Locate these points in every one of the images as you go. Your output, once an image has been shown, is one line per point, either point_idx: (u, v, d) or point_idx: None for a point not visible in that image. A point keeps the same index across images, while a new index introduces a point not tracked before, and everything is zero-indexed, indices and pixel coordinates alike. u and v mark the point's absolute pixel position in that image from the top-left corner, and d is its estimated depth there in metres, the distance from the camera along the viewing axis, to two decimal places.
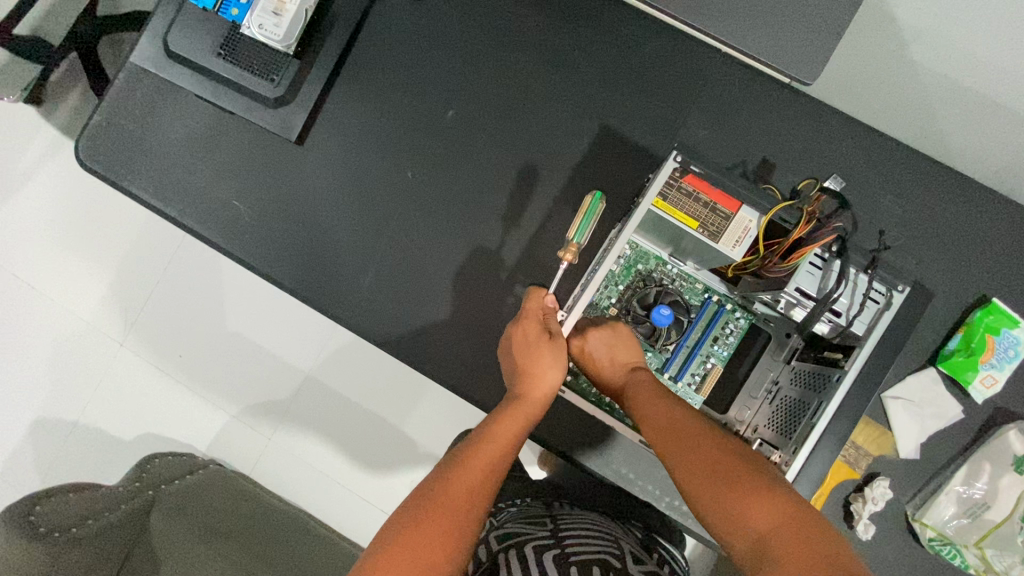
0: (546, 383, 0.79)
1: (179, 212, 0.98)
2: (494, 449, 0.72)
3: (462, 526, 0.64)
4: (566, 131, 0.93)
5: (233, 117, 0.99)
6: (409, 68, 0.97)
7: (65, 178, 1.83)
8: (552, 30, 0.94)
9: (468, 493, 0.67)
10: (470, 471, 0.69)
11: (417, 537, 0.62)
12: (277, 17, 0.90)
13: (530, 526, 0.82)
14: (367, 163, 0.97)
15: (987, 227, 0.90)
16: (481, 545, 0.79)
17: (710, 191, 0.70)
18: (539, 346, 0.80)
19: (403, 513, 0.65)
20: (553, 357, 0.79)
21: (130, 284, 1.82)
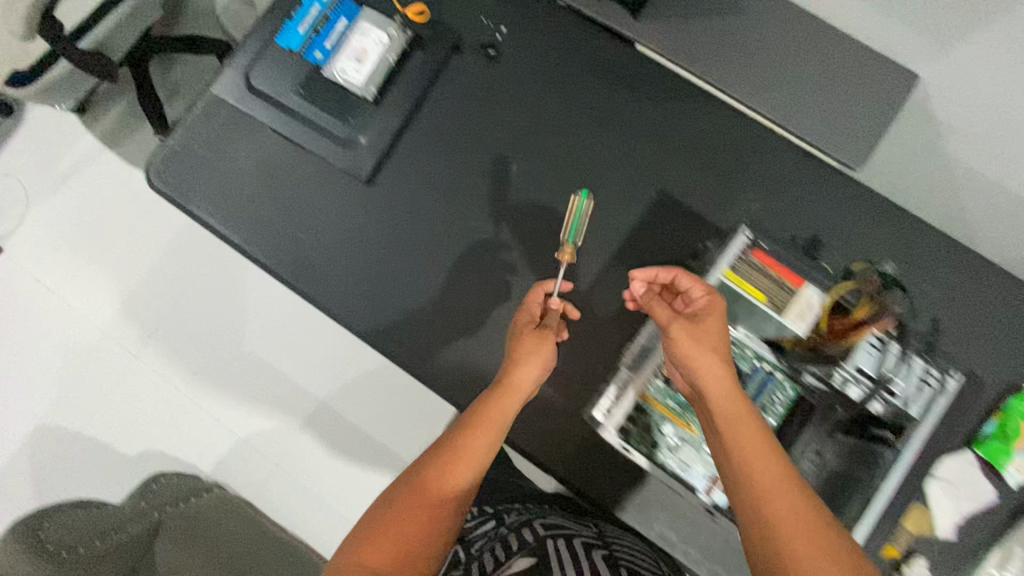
0: (529, 376, 0.85)
1: (242, 241, 1.00)
2: (484, 433, 0.82)
3: (443, 505, 0.78)
4: (626, 195, 0.97)
5: (301, 152, 1.01)
6: (479, 121, 1.01)
7: (101, 186, 1.87)
8: (618, 99, 1.00)
9: (457, 475, 0.80)
10: (460, 455, 0.81)
11: (401, 528, 0.75)
12: (358, 63, 0.96)
13: (570, 525, 1.01)
14: (429, 208, 1.00)
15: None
16: (531, 530, 0.97)
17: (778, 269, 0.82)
18: (525, 342, 0.86)
19: (394, 503, 0.78)
20: (534, 354, 0.85)
21: (152, 298, 1.82)
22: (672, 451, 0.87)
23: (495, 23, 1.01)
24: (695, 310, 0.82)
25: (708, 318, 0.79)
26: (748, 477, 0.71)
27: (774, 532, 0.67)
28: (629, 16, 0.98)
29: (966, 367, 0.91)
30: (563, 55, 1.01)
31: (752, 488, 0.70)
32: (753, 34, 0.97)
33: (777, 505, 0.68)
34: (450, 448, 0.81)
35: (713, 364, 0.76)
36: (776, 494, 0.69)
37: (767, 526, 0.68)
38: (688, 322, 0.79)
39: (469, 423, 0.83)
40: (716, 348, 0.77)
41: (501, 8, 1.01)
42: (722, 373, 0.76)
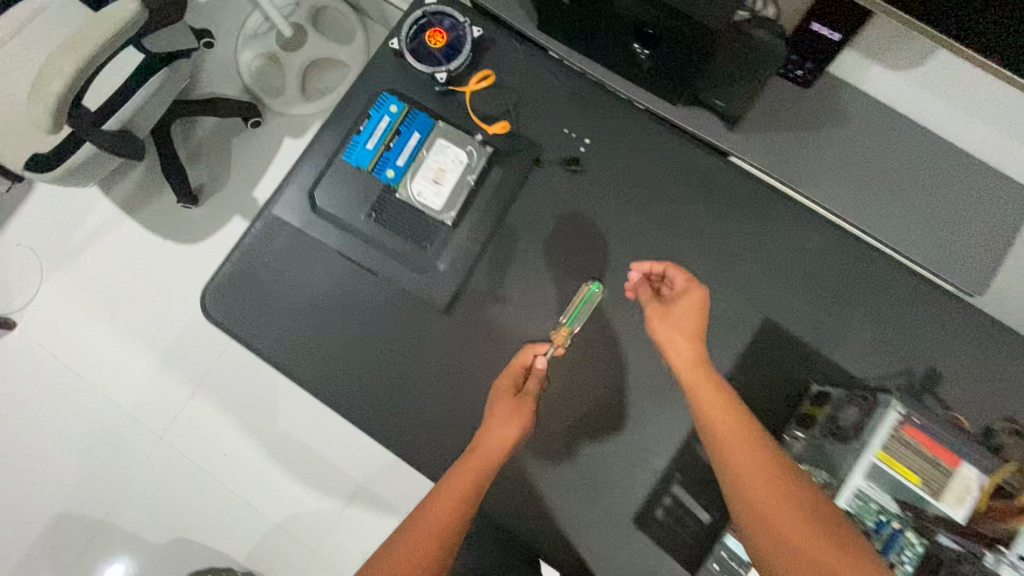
0: (496, 433, 0.77)
1: (307, 376, 0.92)
2: (454, 481, 0.72)
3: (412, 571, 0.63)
4: (727, 322, 0.90)
5: (370, 275, 0.92)
6: (565, 239, 0.92)
7: (118, 258, 1.75)
8: (713, 215, 0.93)
9: (433, 534, 0.66)
10: (435, 505, 0.69)
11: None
12: (436, 184, 0.89)
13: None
14: (512, 337, 0.91)
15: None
16: None
17: (931, 445, 0.68)
18: (500, 400, 0.80)
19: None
20: (506, 409, 0.79)
21: (173, 375, 1.70)
22: None
23: (579, 133, 0.94)
24: (675, 296, 0.77)
25: (679, 300, 0.75)
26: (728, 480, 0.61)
27: (769, 546, 0.56)
28: (726, 130, 0.91)
29: None
30: (652, 167, 0.94)
31: (736, 491, 0.60)
32: (866, 144, 0.89)
33: (759, 500, 0.58)
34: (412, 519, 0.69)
35: (683, 340, 0.73)
36: (758, 493, 0.59)
37: (760, 537, 0.57)
38: (660, 308, 0.76)
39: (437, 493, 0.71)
40: (682, 320, 0.74)
41: (585, 118, 0.95)
42: (706, 375, 0.70)
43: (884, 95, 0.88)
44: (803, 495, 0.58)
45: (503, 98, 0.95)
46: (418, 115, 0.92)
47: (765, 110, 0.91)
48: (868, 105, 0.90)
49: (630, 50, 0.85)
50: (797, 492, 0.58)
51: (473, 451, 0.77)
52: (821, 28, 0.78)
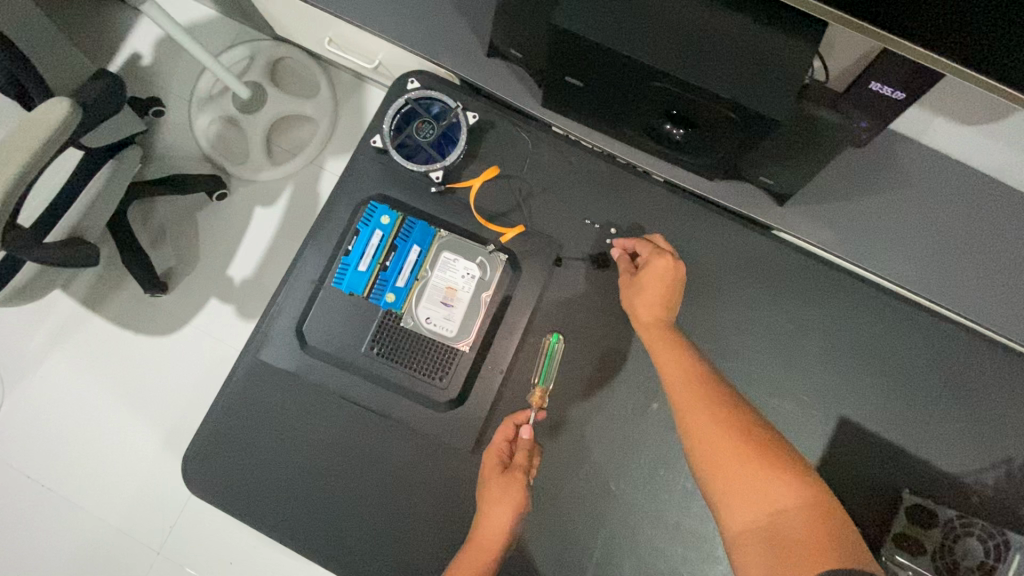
0: (490, 524, 0.69)
1: (319, 547, 0.78)
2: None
3: None
4: (797, 424, 0.79)
5: (381, 417, 0.79)
6: (602, 348, 0.79)
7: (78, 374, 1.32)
8: (766, 301, 0.81)
9: None
10: None
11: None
12: (447, 307, 0.77)
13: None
14: (554, 471, 0.78)
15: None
16: None
17: None
18: (490, 482, 0.70)
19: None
20: (496, 496, 0.69)
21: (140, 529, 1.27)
22: None
23: (603, 222, 0.82)
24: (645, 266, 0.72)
25: (644, 274, 0.72)
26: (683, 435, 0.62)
27: (721, 492, 0.59)
28: (771, 203, 0.79)
29: None
30: (687, 251, 0.82)
31: (691, 445, 0.62)
32: (929, 205, 0.79)
33: (711, 451, 0.60)
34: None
35: (648, 306, 0.71)
36: (710, 446, 0.60)
37: (711, 484, 0.60)
38: (630, 279, 0.73)
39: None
40: (649, 295, 0.71)
41: (607, 203, 0.83)
42: (667, 337, 0.69)
43: (946, 150, 0.79)
44: (747, 442, 0.59)
45: (510, 189, 0.82)
46: (417, 225, 0.79)
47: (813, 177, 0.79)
48: (923, 162, 0.80)
49: (659, 130, 0.74)
50: (745, 446, 0.59)
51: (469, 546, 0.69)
52: (881, 85, 0.63)
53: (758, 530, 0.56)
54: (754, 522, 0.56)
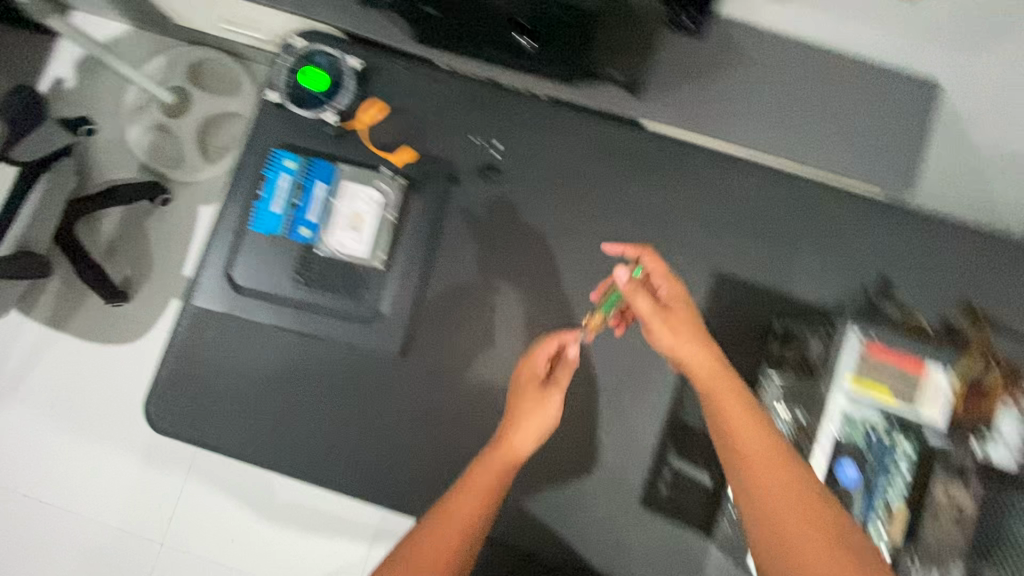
0: (518, 437, 0.75)
1: (280, 462, 0.87)
2: (472, 498, 0.70)
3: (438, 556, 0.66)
4: (682, 285, 0.90)
5: (317, 339, 0.88)
6: (502, 246, 0.90)
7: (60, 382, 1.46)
8: (642, 184, 0.92)
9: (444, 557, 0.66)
10: (469, 489, 0.71)
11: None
12: (355, 230, 0.85)
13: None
14: (475, 358, 0.88)
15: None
16: None
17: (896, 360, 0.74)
18: (529, 393, 0.78)
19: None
20: (533, 405, 0.77)
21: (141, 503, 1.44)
22: None
23: (488, 137, 0.92)
24: (666, 297, 0.73)
25: (684, 314, 0.71)
26: (745, 466, 0.61)
27: (790, 540, 0.56)
28: (629, 96, 0.90)
29: None
30: (566, 150, 0.92)
31: (758, 484, 0.60)
32: (765, 76, 0.90)
33: (782, 487, 0.59)
34: (442, 510, 0.70)
35: (704, 353, 0.68)
36: (779, 482, 0.59)
37: (772, 526, 0.58)
38: (671, 314, 0.70)
39: (461, 483, 0.72)
40: (698, 341, 0.69)
41: (488, 120, 0.92)
42: (722, 374, 0.67)
43: (773, 26, 0.90)
44: (812, 487, 0.60)
45: (401, 121, 0.91)
46: (318, 165, 0.88)
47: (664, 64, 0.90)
48: (757, 38, 0.90)
49: (513, 40, 0.85)
50: (805, 482, 0.60)
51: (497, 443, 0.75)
52: None
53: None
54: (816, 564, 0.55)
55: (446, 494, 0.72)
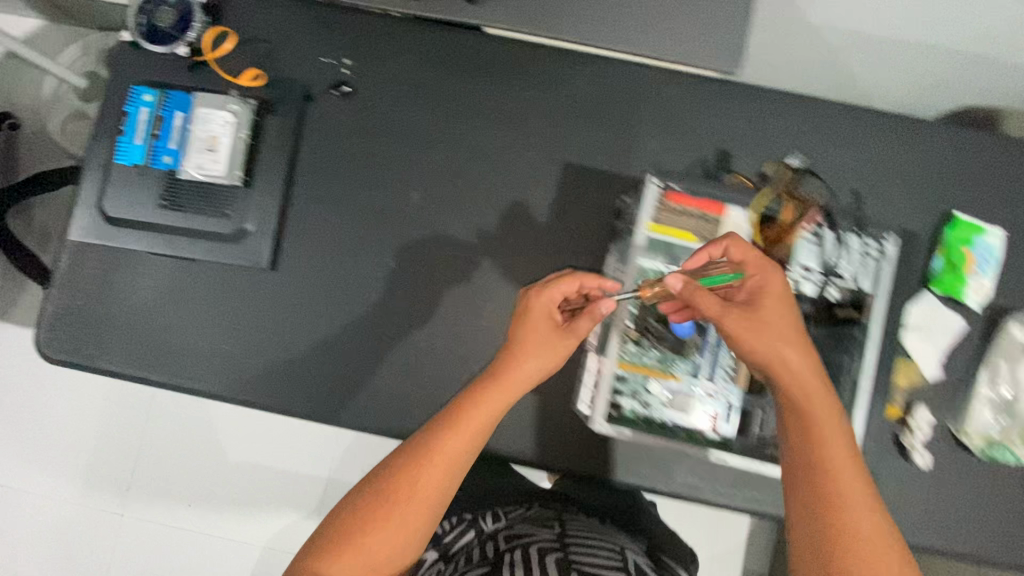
0: (526, 370, 0.76)
1: (169, 380, 0.93)
2: (461, 441, 0.71)
3: (430, 497, 0.70)
4: (532, 179, 0.95)
5: (195, 262, 0.94)
6: (361, 160, 0.95)
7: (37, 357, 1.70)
8: (489, 88, 0.96)
9: (434, 492, 0.70)
10: (458, 427, 0.72)
11: (367, 533, 0.68)
12: (212, 152, 0.89)
13: (539, 528, 0.92)
14: (344, 266, 0.94)
15: (952, 146, 0.94)
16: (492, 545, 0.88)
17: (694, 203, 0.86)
18: (551, 335, 0.78)
19: (358, 513, 0.70)
20: (541, 346, 0.77)
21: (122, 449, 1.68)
22: (665, 407, 0.86)
23: (337, 56, 0.96)
24: (748, 294, 0.74)
25: (776, 305, 0.72)
26: (824, 474, 0.66)
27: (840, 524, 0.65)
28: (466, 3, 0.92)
29: (897, 221, 0.93)
30: (414, 64, 0.96)
31: (833, 479, 0.66)
32: None
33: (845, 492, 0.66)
34: (428, 449, 0.71)
35: (791, 352, 0.70)
36: (848, 487, 0.66)
37: (840, 532, 0.64)
38: (743, 308, 0.72)
39: (450, 424, 0.72)
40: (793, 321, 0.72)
41: (337, 40, 0.96)
42: (829, 402, 0.69)
43: None
44: None
45: (252, 49, 0.95)
46: (175, 95, 0.92)
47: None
48: None
49: None
50: None
51: (497, 376, 0.75)
52: None
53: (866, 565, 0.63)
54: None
55: (432, 429, 0.73)
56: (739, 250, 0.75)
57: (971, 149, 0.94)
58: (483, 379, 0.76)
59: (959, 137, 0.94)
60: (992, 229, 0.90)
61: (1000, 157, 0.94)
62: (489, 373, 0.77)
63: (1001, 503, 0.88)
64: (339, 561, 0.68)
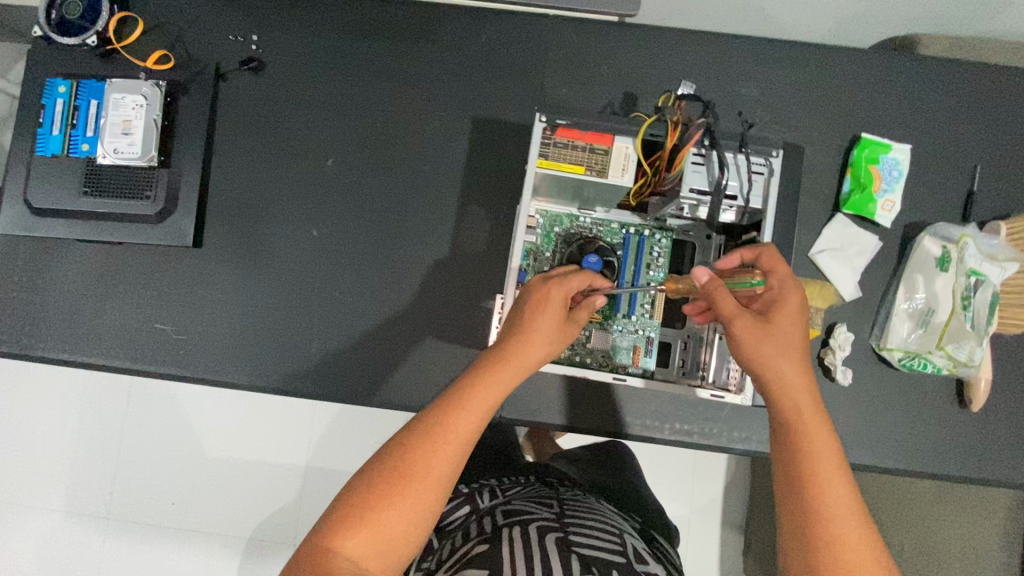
0: (534, 355, 0.73)
1: (106, 363, 0.94)
2: (468, 423, 0.68)
3: (425, 487, 0.64)
4: (444, 137, 0.96)
5: (123, 246, 0.96)
6: (278, 135, 0.98)
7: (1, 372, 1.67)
8: (395, 52, 0.97)
9: (433, 481, 0.65)
10: (467, 410, 0.68)
11: (377, 514, 0.62)
12: (127, 136, 0.92)
13: (538, 506, 0.91)
14: (269, 237, 0.96)
15: (860, 66, 0.94)
16: (490, 520, 0.88)
17: (583, 135, 0.75)
18: (557, 318, 0.76)
19: (364, 494, 0.63)
20: (554, 333, 0.75)
21: (88, 459, 1.64)
22: (586, 345, 0.88)
23: (245, 34, 0.98)
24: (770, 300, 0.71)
25: (791, 316, 0.69)
26: (818, 472, 0.61)
27: (827, 541, 0.58)
28: None
29: (807, 147, 0.93)
30: (320, 34, 0.98)
31: (818, 496, 0.60)
32: None
33: (836, 503, 0.60)
34: (440, 425, 0.67)
35: (793, 365, 0.66)
36: (845, 508, 0.59)
37: (835, 533, 0.58)
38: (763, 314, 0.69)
39: (461, 404, 0.69)
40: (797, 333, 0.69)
41: (244, 18, 0.98)
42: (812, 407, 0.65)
43: None
44: None
45: (164, 35, 0.98)
46: (89, 85, 0.94)
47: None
48: None
49: None
50: None
51: (508, 359, 0.72)
52: None
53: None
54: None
55: (441, 407, 0.69)
56: (766, 257, 0.73)
57: (879, 67, 0.94)
58: (490, 359, 0.73)
59: (866, 56, 0.94)
60: (898, 145, 0.91)
61: (909, 72, 0.94)
62: (493, 356, 0.73)
63: (926, 413, 0.89)
64: (354, 540, 0.61)
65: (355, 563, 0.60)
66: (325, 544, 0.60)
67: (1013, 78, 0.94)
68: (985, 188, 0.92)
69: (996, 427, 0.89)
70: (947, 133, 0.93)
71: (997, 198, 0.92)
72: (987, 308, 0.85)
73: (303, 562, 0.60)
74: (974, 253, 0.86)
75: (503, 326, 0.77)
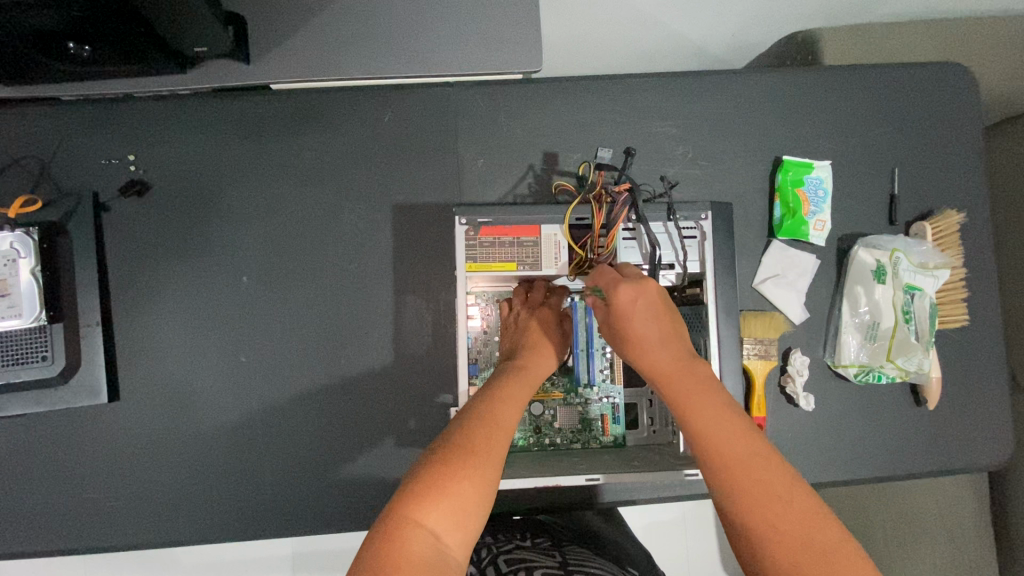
0: (541, 366, 0.74)
1: (39, 547, 0.85)
2: (509, 408, 0.65)
3: (491, 469, 0.58)
4: (364, 229, 0.90)
5: (29, 416, 0.86)
6: (181, 259, 0.89)
7: None
8: (293, 147, 0.90)
9: (491, 452, 0.59)
10: (504, 400, 0.66)
11: (453, 487, 0.55)
12: (4, 299, 0.80)
13: (537, 554, 0.78)
14: (194, 373, 0.88)
15: (771, 86, 0.93)
16: (486, 568, 0.75)
17: (507, 231, 0.75)
18: (546, 333, 0.78)
19: (430, 470, 0.56)
20: (551, 346, 0.77)
21: None
22: (553, 424, 0.86)
23: (120, 155, 0.89)
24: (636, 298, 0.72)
25: (644, 295, 0.68)
26: (704, 427, 0.61)
27: (735, 474, 0.57)
28: (241, 64, 0.77)
29: (732, 176, 0.92)
30: (207, 141, 0.89)
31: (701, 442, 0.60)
32: None
33: (721, 438, 0.60)
34: (483, 414, 0.63)
35: (678, 343, 0.68)
36: (728, 441, 0.59)
37: (735, 474, 0.57)
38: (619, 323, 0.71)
39: (501, 395, 0.67)
40: (653, 301, 0.68)
41: (114, 137, 0.89)
42: (695, 382, 0.65)
43: None
44: (830, 527, 0.53)
45: (25, 171, 0.88)
46: None
47: (257, 12, 0.76)
48: None
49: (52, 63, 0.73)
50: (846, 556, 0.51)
51: (521, 369, 0.73)
52: None
53: (765, 507, 0.54)
54: (785, 554, 0.52)
55: (486, 400, 0.66)
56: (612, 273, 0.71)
57: (790, 83, 0.93)
58: (503, 373, 0.72)
59: (775, 74, 0.93)
60: (819, 162, 0.92)
61: (818, 85, 0.93)
62: (512, 366, 0.73)
63: (886, 420, 0.91)
64: (436, 511, 0.53)
65: (441, 542, 0.52)
66: (409, 516, 0.52)
67: (915, 74, 0.95)
68: (906, 189, 0.94)
69: (952, 419, 0.91)
70: (863, 139, 0.94)
71: (918, 197, 0.94)
72: (927, 317, 0.88)
73: (376, 547, 0.51)
74: (906, 265, 0.88)
75: (513, 341, 0.78)
